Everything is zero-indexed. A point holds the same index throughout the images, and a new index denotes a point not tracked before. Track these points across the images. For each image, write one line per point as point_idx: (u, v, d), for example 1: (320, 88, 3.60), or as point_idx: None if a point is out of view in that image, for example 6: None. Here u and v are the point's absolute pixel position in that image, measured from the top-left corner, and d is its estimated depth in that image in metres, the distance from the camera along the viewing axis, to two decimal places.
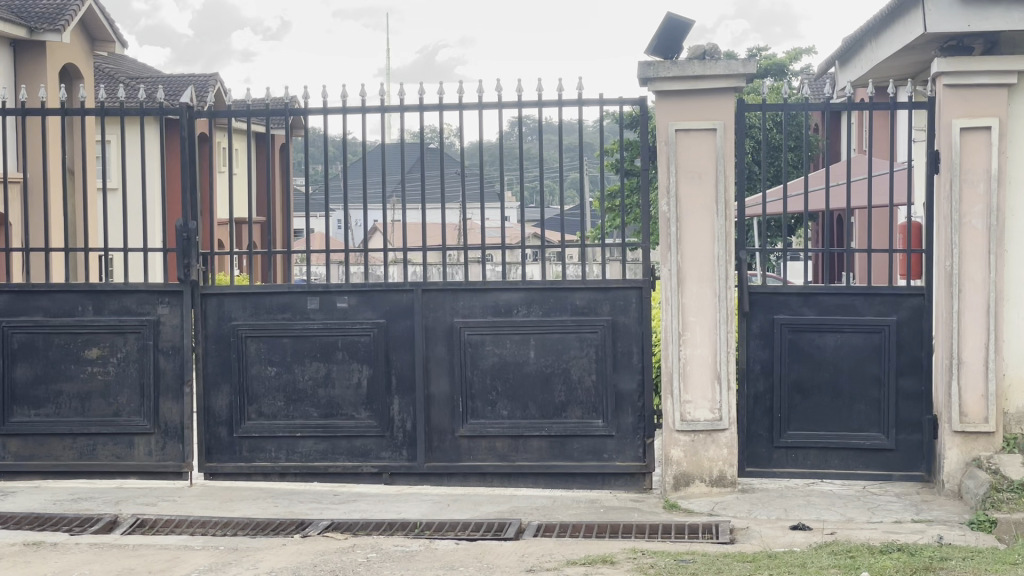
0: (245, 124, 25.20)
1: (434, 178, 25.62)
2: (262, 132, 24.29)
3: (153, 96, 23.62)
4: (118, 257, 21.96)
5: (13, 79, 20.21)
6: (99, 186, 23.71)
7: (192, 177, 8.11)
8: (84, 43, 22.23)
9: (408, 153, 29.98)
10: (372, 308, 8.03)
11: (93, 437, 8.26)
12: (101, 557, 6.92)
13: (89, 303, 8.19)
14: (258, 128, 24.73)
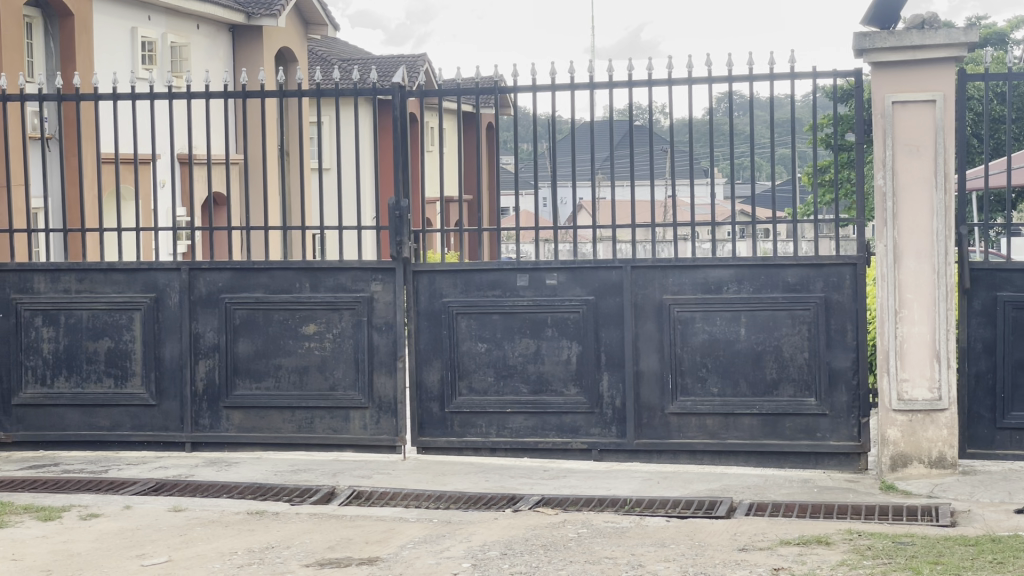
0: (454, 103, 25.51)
1: (641, 155, 25.47)
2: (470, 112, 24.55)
3: (363, 76, 24.13)
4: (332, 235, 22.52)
5: (232, 62, 21.01)
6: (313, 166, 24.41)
7: (404, 156, 8.25)
8: (299, 27, 22.91)
9: (615, 130, 30.00)
10: (581, 284, 8.06)
11: (311, 410, 8.48)
12: (321, 526, 7.23)
13: (306, 280, 8.41)
14: (465, 108, 24.96)
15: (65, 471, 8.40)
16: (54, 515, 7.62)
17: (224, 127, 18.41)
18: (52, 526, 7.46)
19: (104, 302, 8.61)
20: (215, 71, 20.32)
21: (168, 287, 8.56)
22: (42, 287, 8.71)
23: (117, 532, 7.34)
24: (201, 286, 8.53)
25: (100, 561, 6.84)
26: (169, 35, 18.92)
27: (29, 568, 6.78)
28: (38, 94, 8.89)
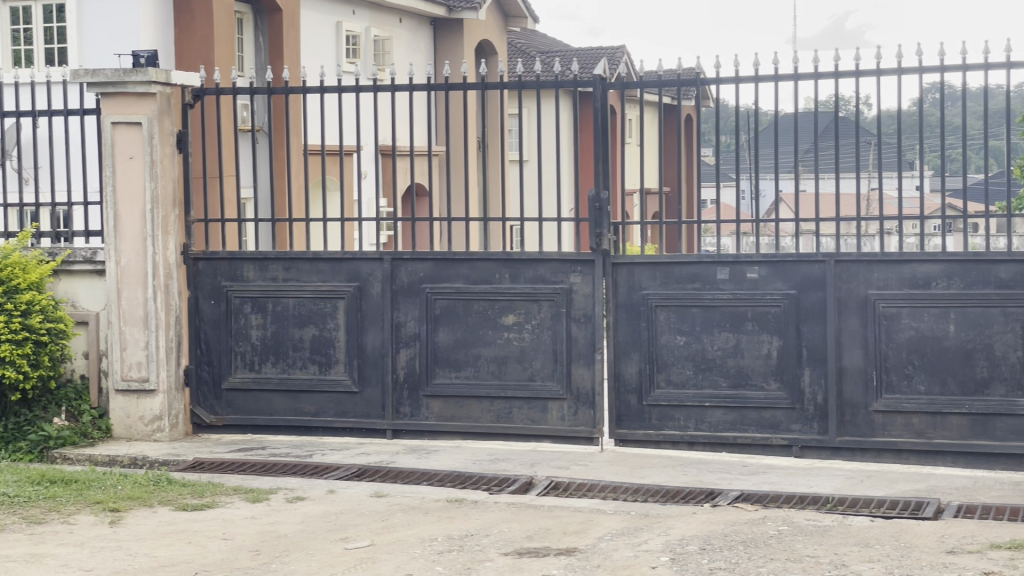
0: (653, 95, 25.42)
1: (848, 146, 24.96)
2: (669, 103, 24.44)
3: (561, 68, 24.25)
4: (530, 225, 22.67)
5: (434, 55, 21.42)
6: (512, 157, 24.63)
7: (604, 148, 8.27)
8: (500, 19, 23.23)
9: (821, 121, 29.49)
10: (783, 278, 7.96)
11: (509, 400, 8.55)
12: (519, 516, 7.30)
13: (506, 271, 8.48)
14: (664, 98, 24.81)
15: (272, 455, 8.63)
16: (263, 497, 7.87)
17: (424, 117, 18.70)
18: (260, 508, 7.71)
19: (310, 291, 8.82)
20: (418, 64, 20.70)
21: (371, 277, 8.71)
22: (251, 276, 8.95)
23: (321, 515, 7.53)
24: (402, 277, 8.66)
25: (305, 544, 7.05)
26: (373, 29, 19.39)
27: (238, 547, 7.03)
28: (249, 88, 9.14)
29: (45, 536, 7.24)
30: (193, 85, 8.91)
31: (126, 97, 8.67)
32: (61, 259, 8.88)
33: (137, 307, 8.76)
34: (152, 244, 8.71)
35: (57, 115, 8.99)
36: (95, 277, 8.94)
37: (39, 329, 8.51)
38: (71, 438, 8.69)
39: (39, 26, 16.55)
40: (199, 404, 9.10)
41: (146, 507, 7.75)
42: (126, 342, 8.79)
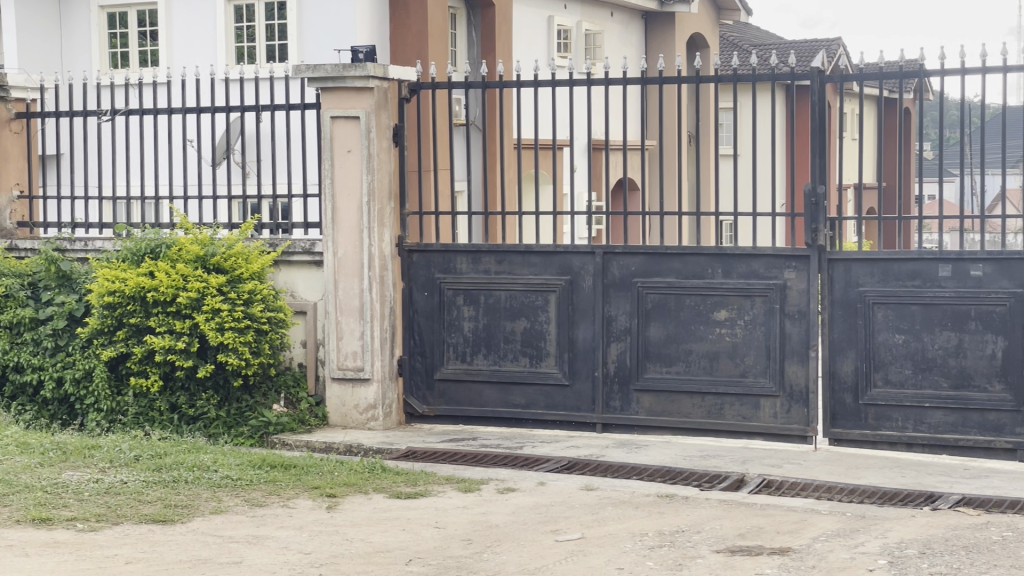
0: (868, 88, 24.92)
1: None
2: (884, 96, 23.92)
3: (773, 61, 24.02)
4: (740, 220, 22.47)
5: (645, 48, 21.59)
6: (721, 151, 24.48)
7: (821, 141, 8.13)
8: (710, 12, 23.21)
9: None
10: (1009, 277, 7.69)
11: (721, 397, 8.47)
12: (731, 514, 7.21)
13: (718, 266, 8.39)
14: (879, 91, 24.31)
15: (482, 446, 8.71)
16: (474, 487, 7.96)
17: (634, 111, 18.71)
18: (472, 497, 7.79)
19: (522, 284, 8.87)
20: (631, 57, 20.85)
21: (582, 270, 8.72)
22: (464, 268, 9.04)
23: (532, 506, 7.57)
24: (614, 270, 8.65)
25: (517, 534, 7.09)
26: (584, 23, 19.63)
27: (451, 536, 7.11)
28: (465, 81, 9.22)
29: (266, 518, 7.45)
30: (409, 79, 9.07)
31: (345, 92, 8.85)
32: (281, 251, 9.11)
33: (353, 298, 8.94)
34: (368, 236, 8.87)
35: (279, 110, 9.23)
36: (314, 267, 9.16)
37: (260, 318, 8.80)
38: (289, 424, 8.93)
39: (262, 23, 17.46)
40: (412, 394, 9.23)
41: (362, 493, 7.91)
42: (342, 332, 8.98)
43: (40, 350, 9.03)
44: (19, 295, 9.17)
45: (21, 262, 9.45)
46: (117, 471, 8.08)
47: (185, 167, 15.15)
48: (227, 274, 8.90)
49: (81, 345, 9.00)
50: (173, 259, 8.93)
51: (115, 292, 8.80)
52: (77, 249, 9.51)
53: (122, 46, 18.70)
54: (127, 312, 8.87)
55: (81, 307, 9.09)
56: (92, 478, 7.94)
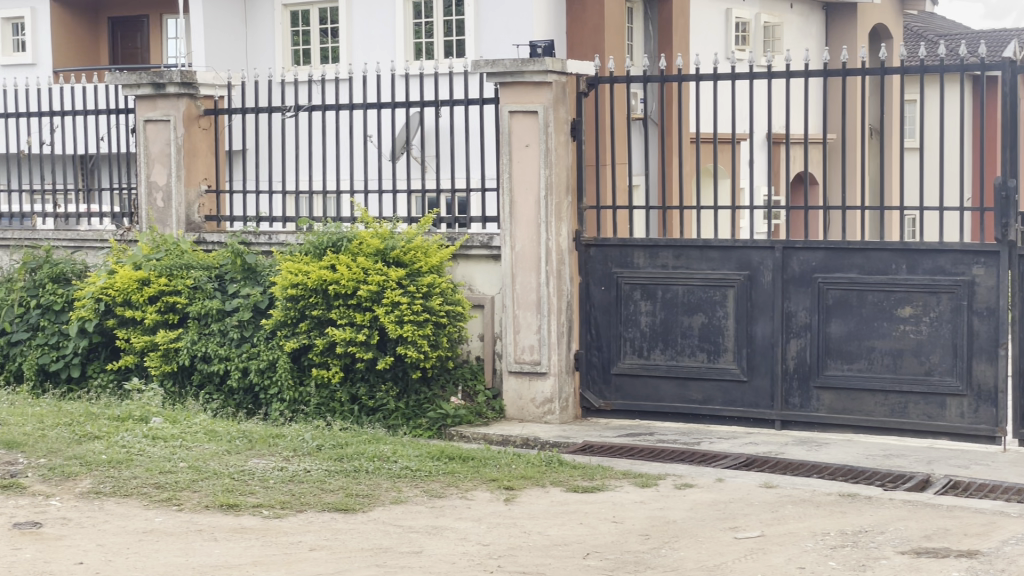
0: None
1: None
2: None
3: (958, 52, 23.45)
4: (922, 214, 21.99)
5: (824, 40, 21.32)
6: (902, 144, 24.00)
7: (1012, 133, 7.88)
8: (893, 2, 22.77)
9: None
10: None
11: (905, 396, 8.29)
12: (916, 515, 7.06)
13: (903, 262, 8.21)
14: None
15: (659, 441, 8.67)
16: (651, 482, 7.93)
17: (813, 103, 18.45)
18: (649, 493, 7.76)
19: (700, 279, 8.81)
20: (812, 50, 20.59)
21: (761, 265, 8.62)
22: (641, 263, 9.01)
23: (711, 503, 7.51)
24: (794, 265, 8.53)
25: (695, 531, 7.04)
26: (763, 15, 19.37)
27: (628, 530, 7.10)
28: (643, 75, 9.17)
29: (445, 509, 7.53)
30: (587, 74, 9.09)
31: (524, 87, 8.90)
32: (459, 245, 9.19)
33: (531, 292, 8.99)
34: (546, 231, 8.89)
35: (458, 106, 9.31)
36: (492, 262, 9.22)
37: (439, 311, 8.89)
38: (467, 417, 8.99)
39: (439, 20, 17.82)
40: (589, 388, 9.23)
41: (539, 486, 7.94)
42: (520, 325, 9.04)
43: (227, 340, 9.26)
44: (206, 287, 9.43)
45: (209, 256, 9.71)
46: (300, 460, 8.25)
47: (364, 161, 15.44)
48: (406, 267, 9.01)
49: (266, 336, 9.20)
50: (354, 253, 9.08)
51: (298, 285, 8.98)
52: (262, 242, 9.72)
53: (303, 44, 19.36)
54: (310, 305, 9.03)
55: (266, 300, 9.30)
56: (276, 466, 8.13)
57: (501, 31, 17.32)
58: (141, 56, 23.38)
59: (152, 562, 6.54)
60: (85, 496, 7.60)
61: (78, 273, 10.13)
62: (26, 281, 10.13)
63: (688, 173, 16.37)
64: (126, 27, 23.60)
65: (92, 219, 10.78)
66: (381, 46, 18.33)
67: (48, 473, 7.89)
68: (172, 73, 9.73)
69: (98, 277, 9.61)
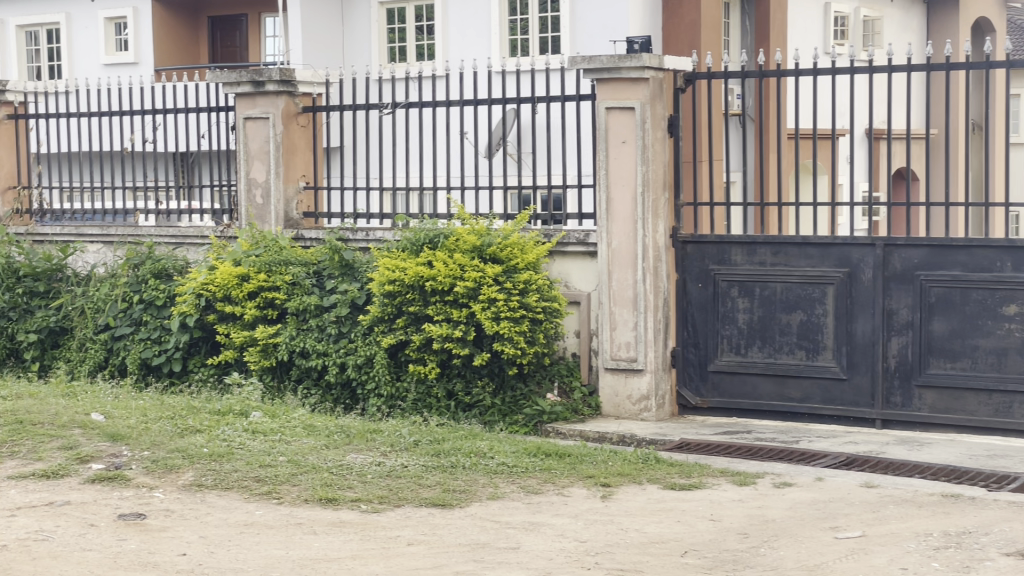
0: None
1: None
2: None
3: None
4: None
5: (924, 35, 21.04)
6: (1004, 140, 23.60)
7: None
8: None
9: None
10: None
11: (1009, 395, 8.16)
12: (1022, 516, 6.94)
13: (1008, 260, 8.06)
14: None
15: (757, 439, 8.61)
16: (750, 480, 7.87)
17: (913, 98, 18.20)
18: (747, 491, 7.71)
19: (798, 276, 8.74)
20: (912, 44, 20.32)
21: (862, 262, 8.53)
22: (739, 259, 8.95)
23: (811, 502, 7.44)
24: (896, 262, 8.42)
25: (794, 530, 6.98)
26: (862, 10, 19.13)
27: (727, 529, 7.05)
28: (741, 71, 9.08)
29: (542, 506, 7.54)
30: (685, 70, 9.02)
31: (621, 83, 8.87)
32: (556, 241, 9.19)
33: (627, 288, 8.96)
34: (642, 227, 8.86)
35: (555, 102, 9.30)
36: (588, 258, 9.21)
37: (535, 308, 8.89)
38: (563, 414, 8.99)
39: (536, 16, 17.95)
40: (686, 386, 9.19)
41: (636, 483, 7.92)
42: (616, 322, 9.02)
43: (325, 336, 9.35)
44: (304, 283, 9.53)
45: (307, 252, 9.79)
46: (398, 455, 8.30)
47: (459, 158, 15.52)
48: (503, 264, 9.03)
49: (363, 332, 9.25)
50: (450, 249, 9.10)
51: (395, 282, 9.03)
52: (359, 239, 9.79)
53: (400, 41, 19.63)
54: (406, 301, 9.09)
55: (363, 296, 9.35)
56: (374, 461, 8.18)
57: (596, 25, 17.26)
58: (239, 54, 23.72)
59: (254, 554, 6.61)
60: (188, 488, 7.71)
61: (179, 269, 10.30)
62: (129, 277, 10.33)
63: (785, 170, 16.24)
64: (225, 26, 23.95)
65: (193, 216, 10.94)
66: (476, 42, 18.57)
67: (151, 466, 8.02)
68: (271, 71, 9.85)
69: (198, 273, 9.76)
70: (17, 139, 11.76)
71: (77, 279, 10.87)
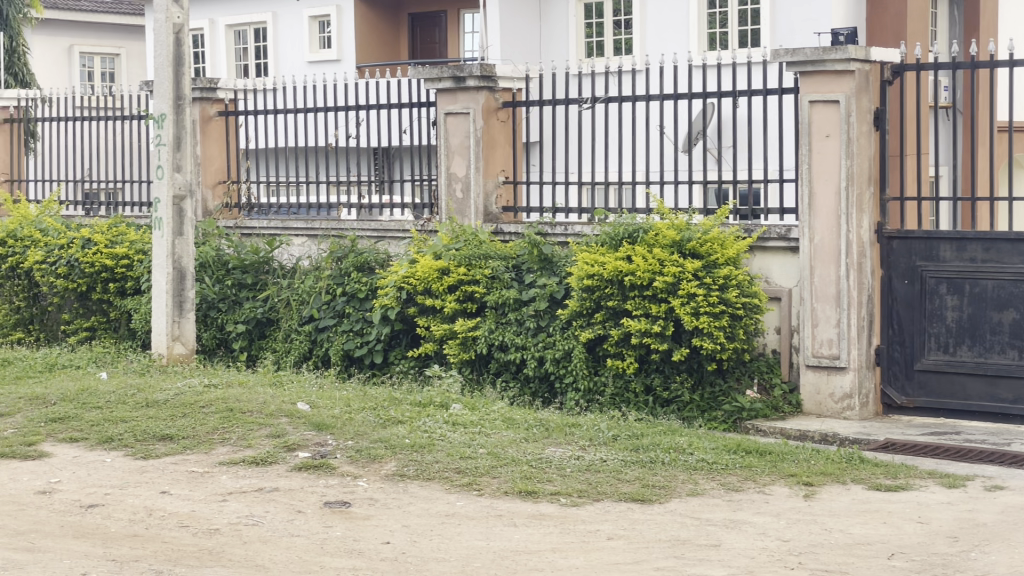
0: None
1: None
2: None
3: None
4: None
5: None
6: None
7: None
8: None
9: None
10: None
11: None
12: None
13: None
14: None
15: (966, 441, 8.37)
16: (959, 483, 7.65)
17: None
18: (957, 494, 7.50)
19: (1011, 273, 8.47)
20: None
21: None
22: (948, 256, 8.71)
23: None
24: None
25: (1007, 535, 6.77)
26: None
27: (936, 532, 6.87)
28: (951, 62, 8.82)
29: (742, 503, 7.45)
30: (892, 61, 8.85)
31: (824, 75, 8.72)
32: (757, 236, 9.07)
33: (829, 285, 8.80)
34: (846, 222, 8.70)
35: (756, 95, 9.18)
36: (790, 253, 9.07)
37: (735, 304, 8.78)
38: (763, 410, 8.91)
39: (735, 8, 17.83)
40: (890, 385, 8.99)
41: (840, 483, 7.77)
42: (818, 319, 8.85)
43: (523, 329, 9.42)
44: (504, 278, 9.61)
45: (506, 245, 9.88)
46: (597, 450, 8.30)
47: (654, 153, 15.49)
48: (703, 259, 8.95)
49: (562, 326, 9.31)
50: (649, 244, 9.10)
51: (594, 276, 9.04)
52: (557, 234, 9.81)
53: (597, 35, 19.64)
54: (604, 295, 9.08)
55: (562, 290, 9.39)
56: (573, 455, 8.20)
57: (797, 18, 17.17)
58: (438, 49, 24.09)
59: (455, 545, 6.68)
60: (390, 478, 7.83)
61: (381, 262, 10.51)
62: (333, 270, 10.60)
63: (994, 167, 15.79)
64: (425, 23, 24.36)
65: (395, 210, 11.14)
66: (675, 35, 18.55)
67: (355, 455, 8.17)
68: (472, 67, 9.93)
69: (400, 267, 9.96)
70: (227, 135, 12.11)
71: (283, 272, 11.19)
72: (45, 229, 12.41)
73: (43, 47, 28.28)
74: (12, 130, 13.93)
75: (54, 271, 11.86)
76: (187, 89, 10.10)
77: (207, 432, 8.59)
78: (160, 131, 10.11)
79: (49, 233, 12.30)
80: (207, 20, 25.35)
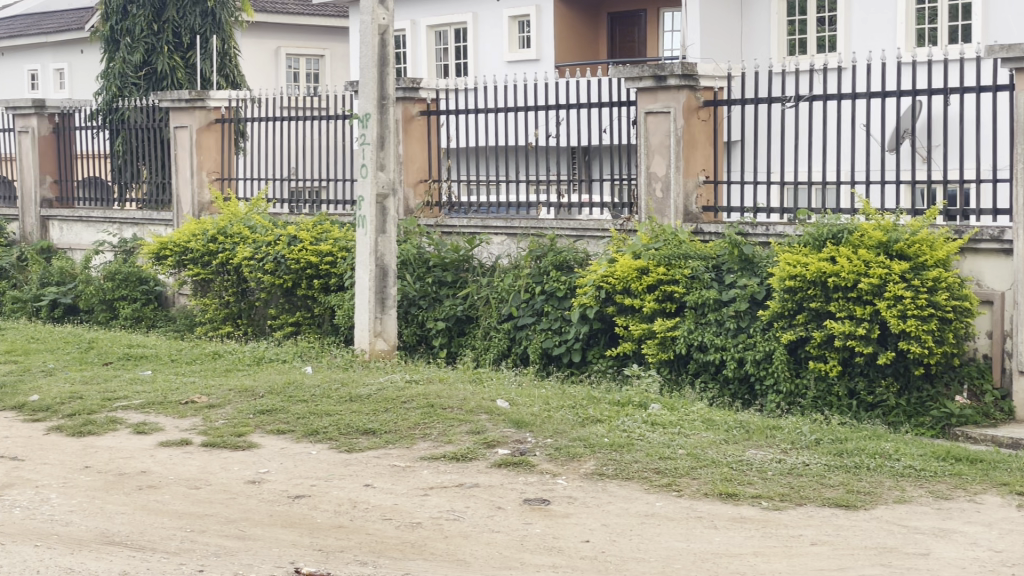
0: None
1: None
2: None
3: None
4: None
5: None
6: None
7: None
8: None
9: None
10: None
11: None
12: None
13: None
14: None
15: None
16: None
17: None
18: None
19: None
20: None
21: None
22: None
23: None
24: None
25: None
26: None
27: None
28: None
29: (952, 512, 7.23)
30: None
31: None
32: (969, 237, 8.79)
33: None
34: None
35: (969, 92, 8.90)
36: (1004, 256, 8.76)
37: (945, 307, 8.53)
38: (973, 417, 8.62)
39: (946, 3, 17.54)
40: None
41: None
42: None
43: (723, 330, 9.32)
44: (704, 277, 9.54)
45: (707, 246, 9.81)
46: (799, 453, 8.16)
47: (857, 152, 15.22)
48: (911, 261, 8.72)
49: (762, 327, 9.19)
50: (854, 244, 8.92)
51: (796, 278, 8.90)
52: (758, 234, 9.69)
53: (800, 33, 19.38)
54: (807, 297, 8.93)
55: (763, 291, 9.26)
56: (775, 458, 8.07)
57: (1013, 14, 16.89)
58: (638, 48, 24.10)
59: (656, 546, 6.63)
60: (590, 477, 7.83)
61: (580, 261, 10.54)
62: (532, 268, 10.68)
63: None
64: (625, 23, 24.39)
65: (593, 209, 11.16)
66: (883, 32, 18.28)
67: (555, 453, 8.19)
68: (673, 65, 9.84)
69: (599, 266, 9.98)
70: (430, 134, 12.28)
71: (482, 270, 11.30)
72: (253, 226, 12.76)
73: (252, 48, 29.06)
74: (224, 130, 14.37)
75: (261, 267, 12.20)
76: (391, 89, 10.27)
77: (409, 427, 8.71)
78: (365, 130, 10.30)
79: (258, 230, 12.64)
80: (410, 20, 25.86)
